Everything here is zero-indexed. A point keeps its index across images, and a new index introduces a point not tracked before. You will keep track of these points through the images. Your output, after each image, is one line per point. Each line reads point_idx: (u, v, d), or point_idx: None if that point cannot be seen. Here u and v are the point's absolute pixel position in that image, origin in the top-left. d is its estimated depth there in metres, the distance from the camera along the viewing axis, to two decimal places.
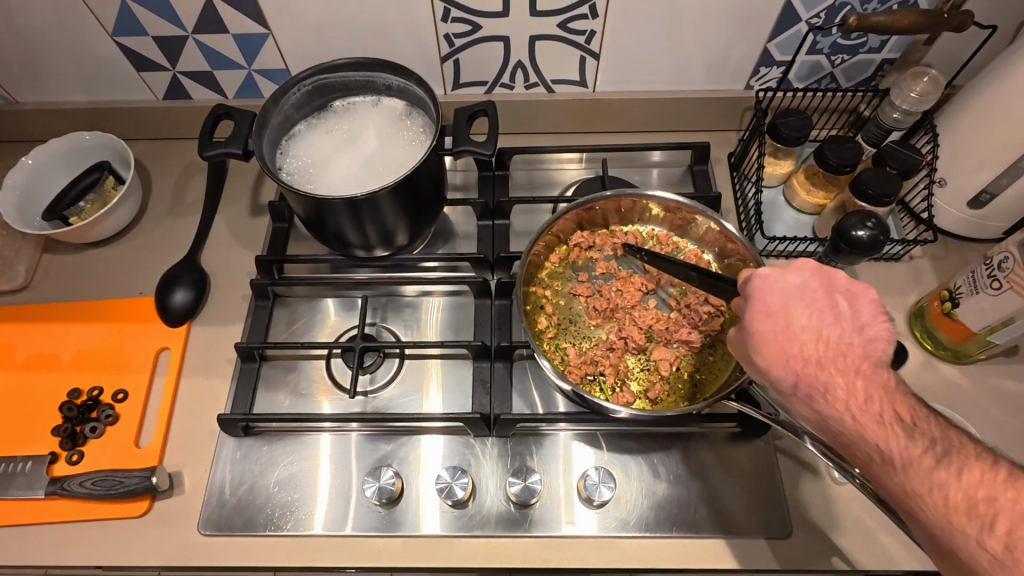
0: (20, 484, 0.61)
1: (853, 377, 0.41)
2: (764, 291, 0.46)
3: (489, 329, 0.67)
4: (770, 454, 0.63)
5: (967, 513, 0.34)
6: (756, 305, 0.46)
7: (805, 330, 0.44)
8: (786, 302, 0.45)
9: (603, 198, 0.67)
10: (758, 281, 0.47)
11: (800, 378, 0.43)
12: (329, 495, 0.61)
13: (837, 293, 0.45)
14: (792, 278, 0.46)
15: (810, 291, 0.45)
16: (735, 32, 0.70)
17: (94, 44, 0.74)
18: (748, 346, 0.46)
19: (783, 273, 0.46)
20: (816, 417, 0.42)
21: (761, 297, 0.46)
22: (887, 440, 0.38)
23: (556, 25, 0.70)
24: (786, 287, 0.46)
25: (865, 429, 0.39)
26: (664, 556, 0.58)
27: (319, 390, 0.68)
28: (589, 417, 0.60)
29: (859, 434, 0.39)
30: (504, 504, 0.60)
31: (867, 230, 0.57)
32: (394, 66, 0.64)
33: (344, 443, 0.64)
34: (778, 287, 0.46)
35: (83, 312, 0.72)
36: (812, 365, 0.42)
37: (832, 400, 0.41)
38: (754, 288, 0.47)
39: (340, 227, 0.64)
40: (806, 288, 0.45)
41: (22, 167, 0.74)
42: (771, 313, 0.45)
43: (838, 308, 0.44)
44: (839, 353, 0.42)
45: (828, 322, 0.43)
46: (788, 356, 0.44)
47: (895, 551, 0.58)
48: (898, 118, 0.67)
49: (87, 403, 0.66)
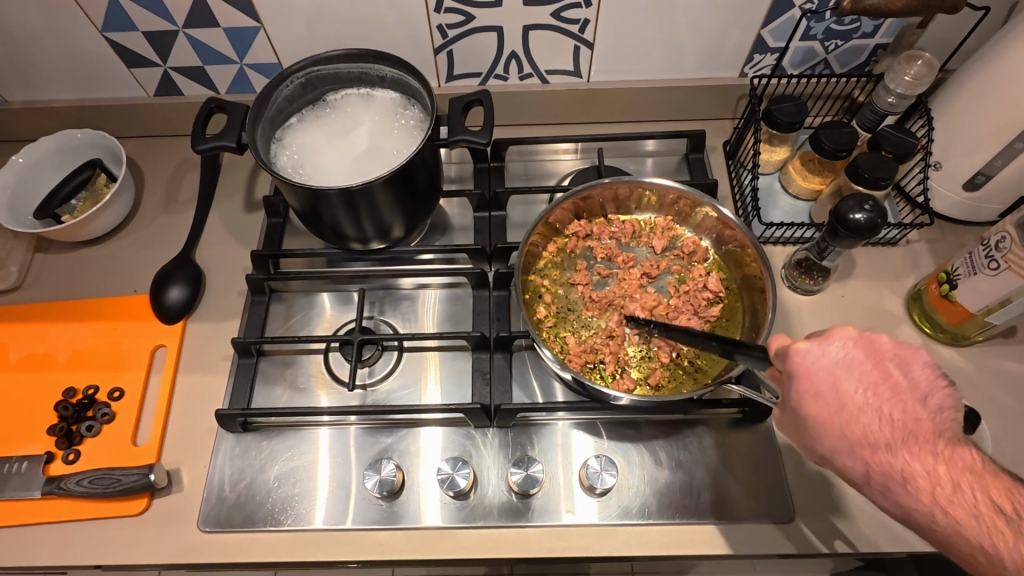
0: (16, 484, 0.60)
1: (934, 464, 0.41)
2: (811, 369, 0.43)
3: (487, 320, 0.67)
4: (771, 439, 0.63)
5: None
6: (803, 386, 0.43)
7: (865, 410, 0.42)
8: (835, 379, 0.43)
9: (602, 185, 0.66)
10: (794, 357, 0.44)
11: (872, 467, 0.42)
12: (330, 486, 0.61)
13: (887, 360, 0.43)
14: (833, 351, 0.44)
15: (857, 363, 0.43)
16: (729, 19, 0.70)
17: (83, 41, 0.73)
18: (803, 428, 0.45)
19: (823, 345, 0.44)
20: (896, 507, 0.42)
21: (806, 377, 0.43)
22: (991, 536, 0.38)
23: (549, 14, 0.69)
24: (830, 362, 0.43)
25: (959, 521, 0.39)
26: (667, 543, 0.58)
27: (318, 384, 0.67)
28: (589, 404, 0.60)
29: (960, 534, 0.39)
30: (506, 495, 0.60)
31: (864, 213, 0.56)
32: (387, 57, 0.64)
33: (343, 437, 0.64)
34: (821, 364, 0.43)
35: (76, 311, 0.71)
36: (883, 453, 0.42)
37: (916, 491, 0.41)
38: (796, 365, 0.44)
39: (336, 220, 0.63)
40: (852, 359, 0.44)
41: (13, 165, 0.73)
42: (822, 395, 0.43)
43: (894, 378, 0.43)
44: (908, 434, 0.41)
45: (885, 397, 0.42)
46: (850, 441, 0.43)
47: (898, 533, 0.58)
48: (893, 102, 0.67)
49: (83, 402, 0.65)
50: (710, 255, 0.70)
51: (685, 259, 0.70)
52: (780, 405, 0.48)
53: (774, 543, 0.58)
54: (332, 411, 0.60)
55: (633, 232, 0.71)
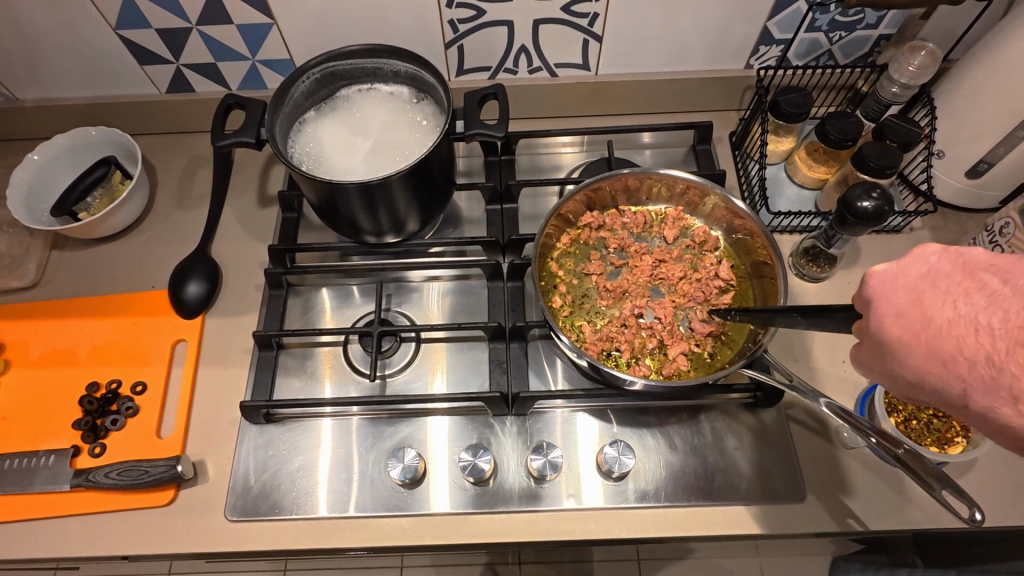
0: (44, 477, 0.61)
1: None
2: (887, 291, 0.41)
3: (503, 310, 0.68)
4: (782, 423, 0.64)
5: None
6: (881, 309, 0.41)
7: (957, 324, 0.38)
8: (916, 297, 0.40)
9: (617, 176, 0.67)
10: (874, 281, 0.42)
11: (972, 384, 0.37)
12: (328, 470, 0.63)
13: (983, 270, 0.38)
14: (913, 268, 0.41)
15: (942, 275, 0.40)
16: (735, 11, 0.71)
17: (96, 38, 0.73)
18: (887, 357, 0.41)
19: (902, 268, 0.41)
20: (1008, 430, 0.37)
21: (884, 299, 0.41)
22: None
23: (559, 8, 0.70)
24: (909, 281, 0.41)
25: None
26: (685, 524, 0.60)
27: (326, 372, 0.69)
28: (607, 391, 0.62)
29: None
30: (524, 480, 0.62)
31: (872, 200, 0.58)
32: (403, 52, 0.64)
33: (344, 428, 0.65)
34: (901, 283, 0.41)
35: (96, 307, 0.72)
36: (984, 367, 0.36)
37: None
38: (873, 290, 0.42)
39: (353, 213, 0.65)
40: (937, 273, 0.40)
41: (29, 163, 0.74)
42: (903, 313, 0.40)
43: (992, 286, 0.37)
44: (1014, 343, 0.35)
45: (982, 306, 0.37)
46: (945, 361, 0.38)
47: (907, 511, 0.60)
48: (897, 92, 0.69)
49: (107, 395, 0.66)
50: (720, 245, 0.71)
51: (696, 248, 0.71)
52: (861, 345, 0.44)
53: (788, 521, 0.60)
54: (334, 402, 0.62)
55: (644, 222, 0.72)
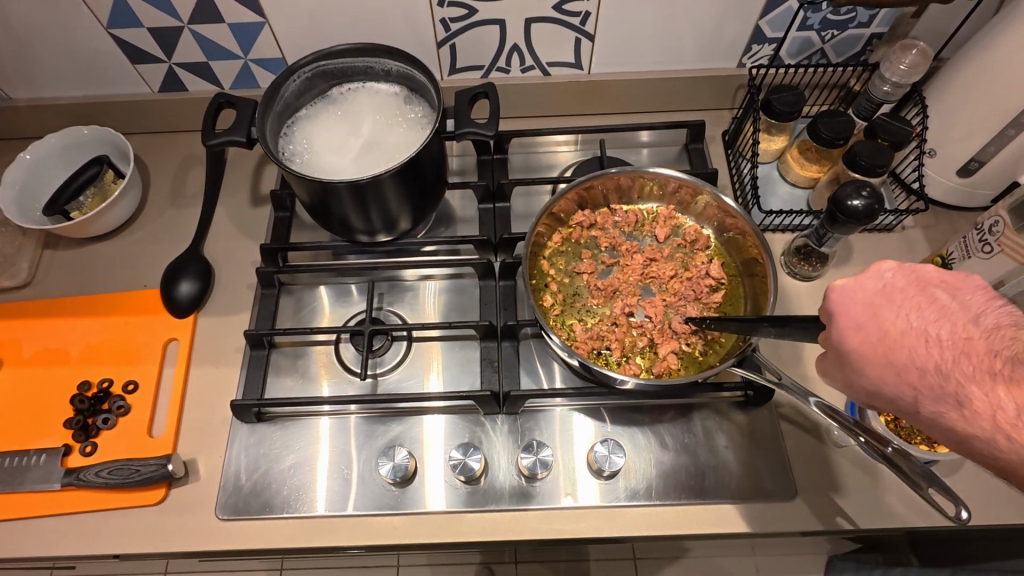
0: (34, 476, 0.61)
1: (988, 383, 0.39)
2: (850, 304, 0.44)
3: (495, 309, 0.68)
4: (773, 421, 0.65)
5: None
6: (845, 320, 0.44)
7: (911, 336, 0.42)
8: (874, 310, 0.44)
9: (608, 175, 0.67)
10: (834, 294, 0.45)
11: (923, 392, 0.42)
12: (327, 468, 0.63)
13: (932, 286, 0.43)
14: (871, 282, 0.45)
15: (898, 290, 0.44)
16: (726, 10, 0.71)
17: (88, 38, 0.73)
18: (845, 367, 0.45)
19: (861, 282, 0.45)
20: (949, 434, 0.41)
21: (845, 311, 0.44)
22: None
23: (551, 7, 0.70)
24: (867, 295, 0.44)
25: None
26: (675, 523, 0.60)
27: (319, 371, 0.69)
28: (598, 390, 0.62)
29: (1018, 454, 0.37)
30: (516, 479, 0.62)
31: (862, 199, 0.58)
32: (393, 51, 0.64)
33: (345, 427, 0.65)
34: (860, 297, 0.44)
35: (88, 306, 0.72)
36: (934, 376, 0.41)
37: (973, 414, 0.39)
38: (835, 302, 0.44)
39: (345, 212, 0.65)
40: (892, 288, 0.44)
41: (21, 162, 0.74)
42: (863, 325, 0.44)
43: (940, 302, 0.43)
44: (961, 355, 0.40)
45: (931, 320, 0.42)
46: (899, 371, 0.42)
47: (897, 509, 0.60)
48: (888, 91, 0.69)
49: (98, 394, 0.66)
50: (711, 244, 0.71)
51: (687, 247, 0.71)
52: (823, 355, 0.47)
53: (777, 518, 0.60)
54: (332, 399, 0.62)
55: (636, 221, 0.72)
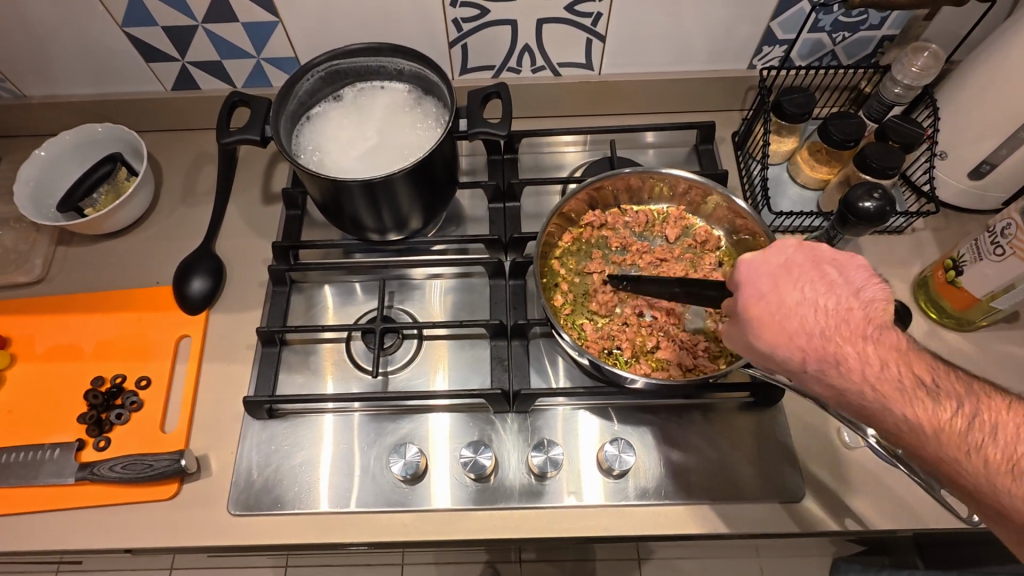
0: (49, 470, 0.62)
1: (863, 347, 0.43)
2: (753, 275, 0.48)
3: (505, 308, 0.68)
4: (783, 422, 0.65)
5: (1005, 472, 0.38)
6: (747, 291, 0.48)
7: (803, 305, 0.46)
8: (774, 282, 0.47)
9: (619, 175, 0.67)
10: (742, 266, 0.49)
11: (809, 354, 0.44)
12: (330, 464, 0.63)
13: (825, 262, 0.47)
14: (775, 258, 0.48)
15: (798, 265, 0.47)
16: (738, 12, 0.72)
17: (102, 36, 0.74)
18: (745, 330, 0.47)
19: (766, 256, 0.48)
20: (829, 390, 0.45)
21: (751, 283, 0.48)
22: (914, 407, 0.41)
23: (563, 7, 0.71)
24: (769, 269, 0.48)
25: (887, 397, 0.42)
26: (685, 522, 0.60)
27: (326, 368, 0.69)
28: (609, 390, 0.62)
29: (883, 405, 0.42)
30: (525, 477, 0.62)
31: (873, 201, 0.58)
32: (406, 51, 0.65)
33: (348, 423, 0.66)
34: (763, 270, 0.48)
35: (101, 303, 0.73)
36: (819, 339, 0.44)
37: (846, 371, 0.43)
38: (742, 275, 0.48)
39: (356, 211, 0.65)
40: (792, 263, 0.48)
41: (35, 159, 0.75)
42: (763, 295, 0.47)
43: (829, 276, 0.47)
44: (840, 321, 0.45)
45: (821, 292, 0.46)
46: (791, 335, 0.45)
47: (907, 511, 0.60)
48: (899, 93, 0.69)
49: (112, 390, 0.67)
50: (722, 245, 0.72)
51: (697, 248, 0.72)
52: (730, 320, 0.50)
53: (785, 518, 0.60)
54: (336, 398, 0.62)
55: (646, 221, 0.73)
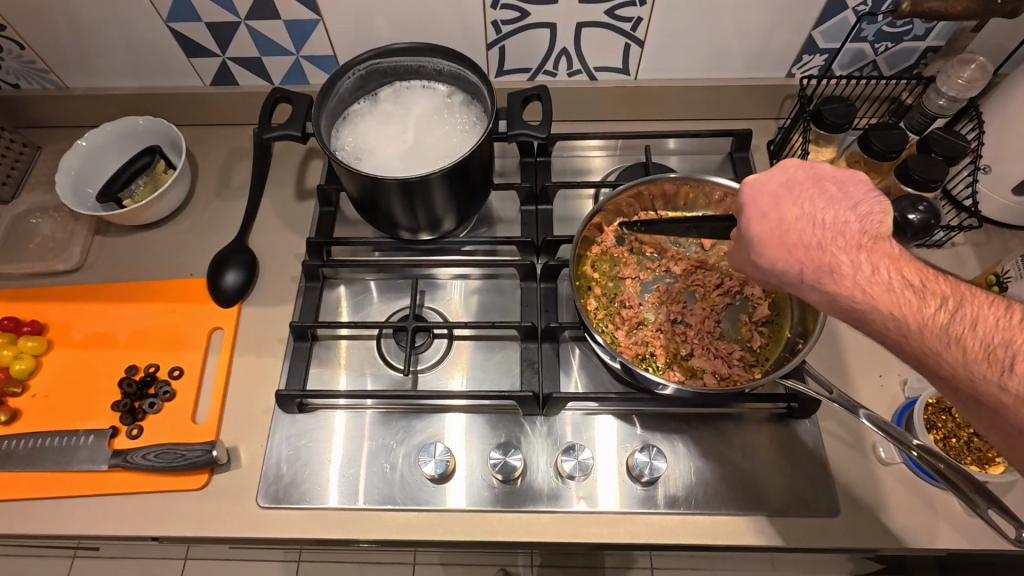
0: (83, 456, 0.63)
1: (856, 253, 0.45)
2: (756, 196, 0.49)
3: (536, 310, 0.68)
4: (815, 435, 0.64)
5: (984, 358, 0.39)
6: (753, 211, 0.49)
7: (803, 220, 0.47)
8: (778, 201, 0.49)
9: (658, 180, 0.66)
10: (747, 188, 0.50)
11: (805, 264, 0.46)
12: (350, 461, 0.63)
13: (825, 180, 0.49)
14: (779, 179, 0.50)
15: (799, 183, 0.49)
16: (779, 19, 0.71)
17: (147, 30, 0.75)
18: (748, 249, 0.49)
19: (769, 176, 0.50)
20: (824, 299, 0.46)
21: (753, 202, 0.49)
22: (902, 305, 0.42)
23: (603, 12, 0.71)
24: (773, 188, 0.49)
25: (876, 297, 0.43)
26: (715, 533, 0.59)
27: (337, 364, 0.69)
28: (640, 396, 0.62)
29: (871, 306, 0.43)
30: (553, 481, 0.62)
31: (918, 213, 0.59)
32: (447, 52, 0.65)
33: (357, 420, 0.66)
34: (767, 189, 0.49)
35: (136, 292, 0.74)
36: (814, 249, 0.46)
37: (839, 277, 0.44)
38: (747, 196, 0.50)
39: (392, 209, 0.65)
40: (794, 182, 0.49)
41: (77, 149, 0.76)
42: (766, 215, 0.49)
43: (829, 192, 0.48)
44: (837, 233, 0.46)
45: (821, 207, 0.48)
46: (790, 247, 0.47)
47: (944, 532, 0.59)
48: (944, 105, 0.68)
49: (145, 378, 0.67)
50: None
51: None
52: (735, 243, 0.52)
53: (819, 534, 0.59)
54: (349, 394, 0.62)
55: None
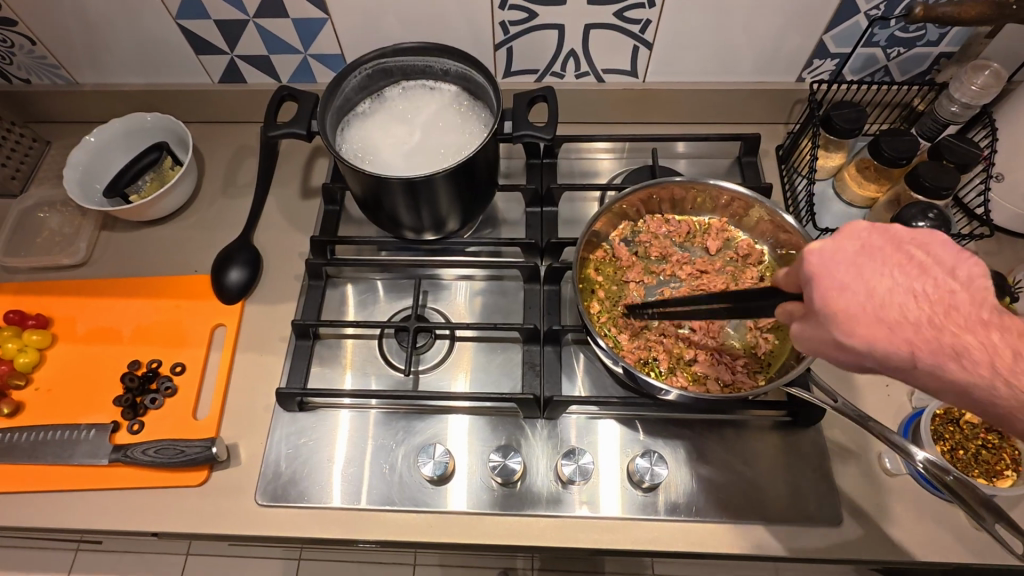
0: (83, 451, 0.63)
1: (977, 331, 0.36)
2: (830, 267, 0.38)
3: (539, 313, 0.68)
4: (819, 444, 0.63)
5: None
6: (826, 284, 0.38)
7: (898, 293, 0.37)
8: (858, 269, 0.38)
9: (665, 184, 0.66)
10: (814, 258, 0.39)
11: (918, 345, 0.36)
12: (349, 462, 0.63)
13: (906, 243, 0.38)
14: (849, 243, 0.39)
15: (876, 248, 0.38)
16: (789, 23, 0.70)
17: (157, 27, 0.76)
18: (830, 333, 0.38)
19: (836, 241, 0.39)
20: (943, 386, 0.37)
21: (826, 274, 0.38)
22: None
23: (612, 13, 0.70)
24: (847, 256, 0.38)
25: (1023, 389, 0.35)
26: (715, 541, 0.58)
27: (346, 363, 0.69)
28: (643, 400, 0.61)
29: (1018, 401, 0.36)
30: (552, 485, 0.61)
31: (927, 221, 0.58)
32: (453, 52, 0.65)
33: (365, 421, 0.65)
34: (841, 259, 0.38)
35: (140, 288, 0.74)
36: (928, 330, 0.36)
37: (969, 364, 0.36)
38: (813, 267, 0.39)
39: (396, 208, 0.65)
40: (871, 247, 0.39)
41: (85, 145, 0.77)
42: (847, 286, 0.38)
43: (917, 258, 0.38)
44: (947, 308, 0.36)
45: (915, 276, 0.37)
46: (892, 328, 0.36)
47: (949, 545, 0.58)
48: (956, 111, 0.67)
49: (147, 374, 0.68)
50: (764, 258, 0.70)
51: (739, 261, 0.70)
52: (804, 320, 0.40)
53: (821, 545, 0.58)
54: (356, 393, 0.62)
55: (688, 231, 0.71)
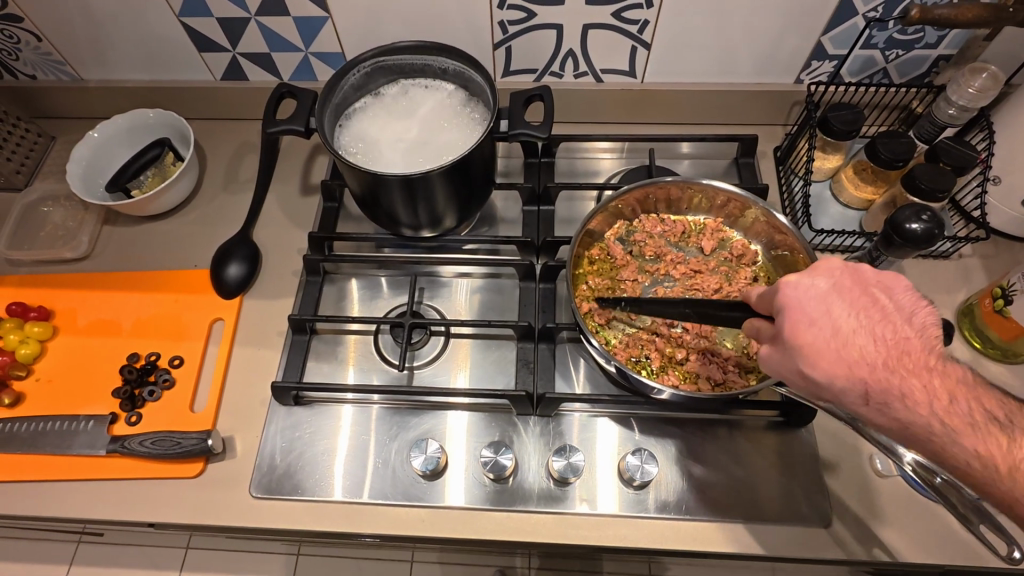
0: (82, 441, 0.64)
1: (925, 376, 0.42)
2: (802, 301, 0.45)
3: (534, 310, 0.68)
4: (811, 444, 0.63)
5: None
6: (796, 315, 0.45)
7: (861, 334, 0.43)
8: (828, 307, 0.45)
9: (660, 184, 0.66)
10: (788, 292, 0.46)
11: (870, 384, 0.42)
12: (345, 456, 0.64)
13: (873, 287, 0.46)
14: (823, 283, 0.46)
15: (846, 289, 0.46)
16: (787, 24, 0.70)
17: (160, 25, 0.76)
18: (794, 359, 0.45)
19: (812, 280, 0.46)
20: (891, 422, 0.43)
21: (798, 307, 0.45)
22: (984, 440, 0.40)
23: (610, 14, 0.71)
24: (818, 293, 0.45)
25: (955, 428, 0.41)
26: (704, 539, 0.59)
27: (347, 359, 0.70)
28: (635, 399, 0.61)
29: (952, 438, 0.41)
30: (545, 481, 0.62)
31: (921, 222, 0.58)
32: (451, 50, 0.65)
33: (365, 415, 0.66)
34: (812, 293, 0.45)
35: (141, 282, 0.75)
36: (882, 370, 0.42)
37: (912, 403, 0.42)
38: (790, 300, 0.46)
39: (393, 205, 0.66)
40: (841, 287, 0.46)
41: (88, 140, 0.78)
42: (815, 322, 0.44)
43: (880, 302, 0.45)
44: (902, 351, 0.43)
45: (877, 320, 0.44)
46: (850, 365, 0.43)
47: (938, 547, 0.58)
48: (954, 114, 0.67)
49: (146, 366, 0.68)
50: (759, 259, 0.70)
51: (733, 261, 0.70)
52: (772, 346, 0.47)
53: (810, 545, 0.58)
54: (357, 388, 0.62)
55: (683, 231, 0.71)
